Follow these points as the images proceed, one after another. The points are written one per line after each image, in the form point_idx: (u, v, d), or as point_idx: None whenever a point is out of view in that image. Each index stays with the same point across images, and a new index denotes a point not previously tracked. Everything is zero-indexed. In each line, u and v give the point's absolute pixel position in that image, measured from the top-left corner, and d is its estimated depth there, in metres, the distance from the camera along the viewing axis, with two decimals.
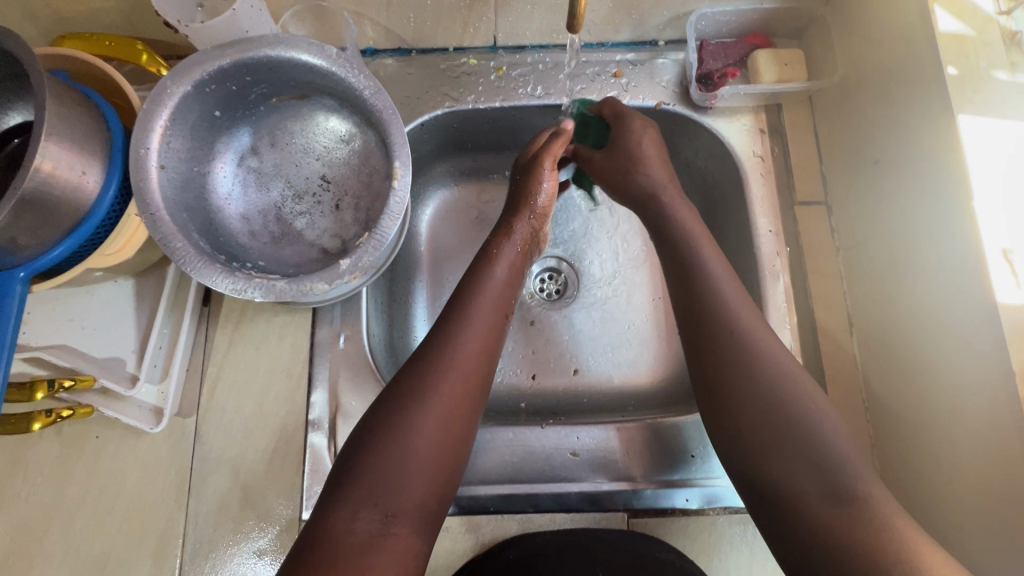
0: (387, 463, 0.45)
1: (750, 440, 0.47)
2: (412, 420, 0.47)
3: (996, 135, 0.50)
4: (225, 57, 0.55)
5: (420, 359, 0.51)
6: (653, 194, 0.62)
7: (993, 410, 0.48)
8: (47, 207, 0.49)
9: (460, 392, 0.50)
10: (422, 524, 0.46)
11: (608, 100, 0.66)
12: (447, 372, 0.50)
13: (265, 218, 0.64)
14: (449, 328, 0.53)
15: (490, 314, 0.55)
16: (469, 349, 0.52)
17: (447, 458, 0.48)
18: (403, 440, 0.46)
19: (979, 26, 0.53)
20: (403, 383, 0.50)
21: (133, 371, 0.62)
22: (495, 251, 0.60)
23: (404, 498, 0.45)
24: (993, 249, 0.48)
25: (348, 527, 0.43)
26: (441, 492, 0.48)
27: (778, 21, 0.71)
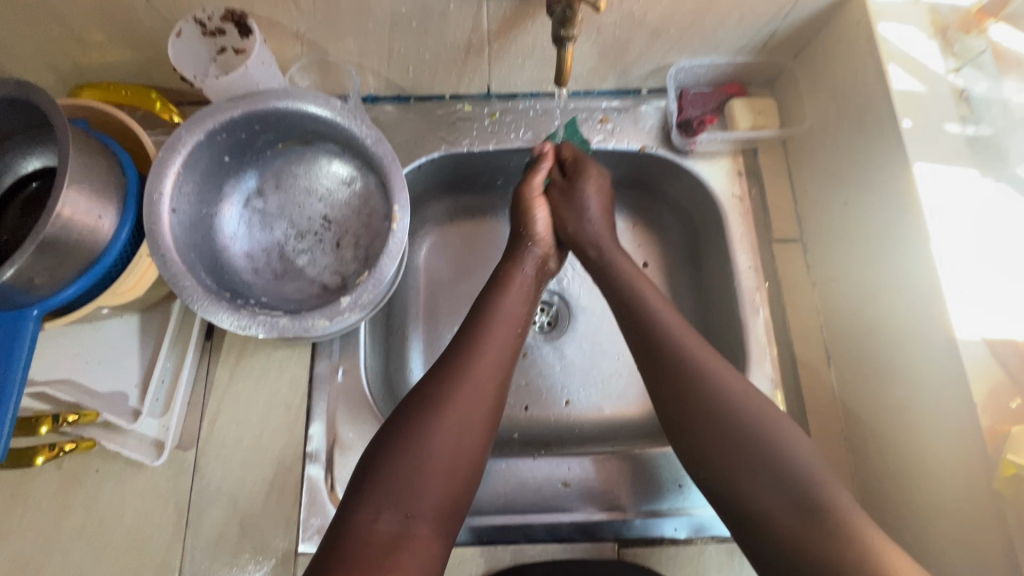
0: (404, 467, 0.48)
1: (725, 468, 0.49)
2: (428, 426, 0.50)
3: (949, 181, 0.55)
4: (236, 108, 0.59)
5: (438, 371, 0.54)
6: (595, 243, 0.68)
7: (959, 440, 0.50)
8: (63, 249, 0.51)
9: (475, 400, 0.53)
10: (440, 526, 0.48)
11: (567, 145, 0.72)
12: (463, 383, 0.53)
13: (268, 256, 0.67)
14: (466, 344, 0.56)
15: (506, 328, 0.59)
16: (487, 360, 0.55)
17: (466, 463, 0.51)
18: (422, 445, 0.49)
19: (930, 83, 0.59)
20: (420, 393, 0.53)
21: (136, 404, 0.63)
22: (505, 277, 0.64)
23: (420, 500, 0.48)
24: (949, 287, 0.52)
25: (372, 526, 0.46)
26: (460, 495, 0.50)
27: (751, 73, 0.76)
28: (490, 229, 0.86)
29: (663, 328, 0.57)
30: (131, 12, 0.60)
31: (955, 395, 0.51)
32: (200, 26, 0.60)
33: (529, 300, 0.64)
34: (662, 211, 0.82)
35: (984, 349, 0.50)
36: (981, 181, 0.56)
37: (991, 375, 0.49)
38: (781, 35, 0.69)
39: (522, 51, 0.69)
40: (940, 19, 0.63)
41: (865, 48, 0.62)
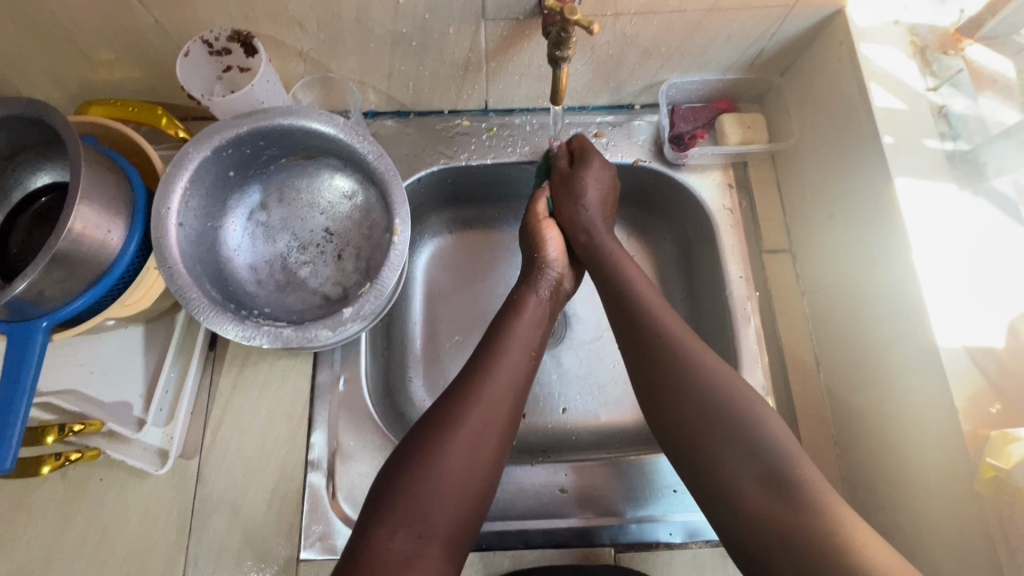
0: (420, 486, 0.49)
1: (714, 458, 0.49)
2: (444, 447, 0.51)
3: (929, 194, 0.58)
4: (242, 125, 0.61)
5: (455, 392, 0.55)
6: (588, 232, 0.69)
7: (942, 444, 0.52)
8: (73, 262, 0.53)
9: (489, 422, 0.54)
10: (452, 548, 0.49)
11: (576, 138, 0.74)
12: (478, 404, 0.54)
13: (271, 268, 0.68)
14: (483, 367, 0.57)
15: (520, 351, 0.60)
16: (501, 382, 0.57)
17: (479, 484, 0.52)
18: (437, 466, 0.50)
19: (910, 100, 0.62)
20: (438, 413, 0.54)
21: (140, 414, 0.64)
22: (521, 301, 0.65)
23: (434, 519, 0.49)
24: (933, 306, 0.54)
25: (388, 545, 0.46)
26: (471, 517, 0.51)
27: (740, 89, 0.79)
28: (489, 240, 0.87)
29: (655, 328, 0.58)
30: (140, 32, 0.62)
31: (942, 409, 0.52)
32: (207, 45, 0.62)
33: (544, 324, 0.65)
34: (655, 222, 0.84)
35: (966, 357, 0.52)
36: (960, 194, 0.58)
37: (971, 382, 0.51)
38: (768, 53, 0.72)
39: (518, 68, 0.72)
40: (919, 39, 0.65)
41: (848, 66, 0.64)
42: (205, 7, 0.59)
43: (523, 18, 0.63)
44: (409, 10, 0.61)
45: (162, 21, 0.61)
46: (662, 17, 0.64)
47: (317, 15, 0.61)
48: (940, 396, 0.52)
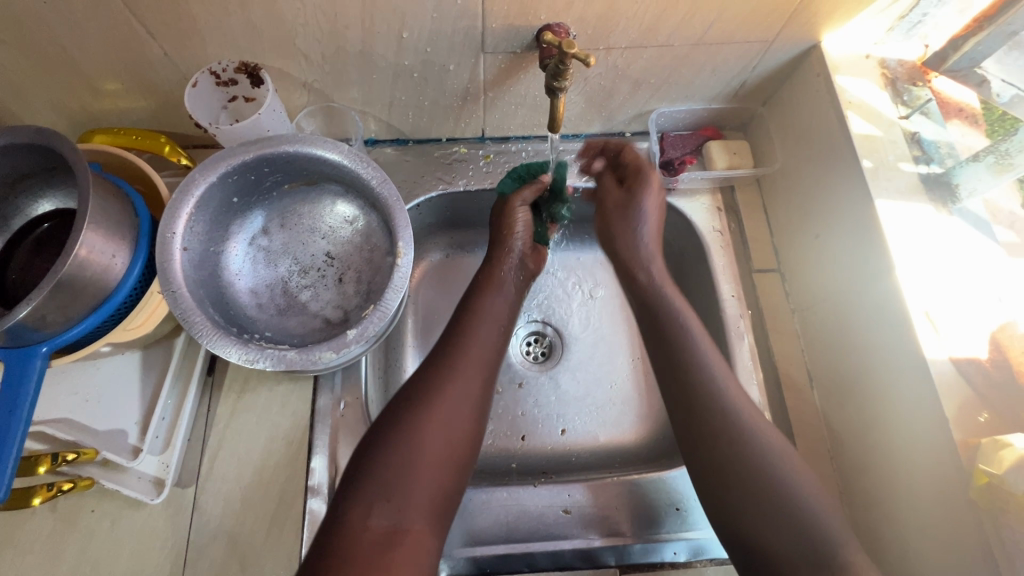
0: (397, 459, 0.50)
1: (726, 466, 0.53)
2: (419, 421, 0.52)
3: (908, 216, 0.61)
4: (249, 152, 0.63)
5: (427, 371, 0.57)
6: (643, 260, 0.69)
7: (935, 453, 0.54)
8: (77, 287, 0.53)
9: (462, 399, 0.55)
10: (434, 521, 0.49)
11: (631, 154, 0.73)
12: (449, 380, 0.56)
13: (272, 292, 0.69)
14: (453, 346, 0.59)
15: (488, 329, 0.62)
16: (472, 359, 0.58)
17: (454, 458, 0.52)
18: (413, 440, 0.51)
19: (885, 127, 0.66)
20: (412, 390, 0.55)
21: (135, 442, 0.63)
22: (486, 280, 0.67)
23: (413, 493, 0.49)
24: (916, 313, 0.56)
25: (365, 521, 0.46)
26: (448, 491, 0.51)
27: (725, 117, 0.82)
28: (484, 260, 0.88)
29: (680, 329, 0.61)
30: (148, 64, 0.64)
31: (937, 423, 0.53)
32: (214, 77, 0.65)
33: (513, 304, 0.67)
34: None
35: (952, 368, 0.54)
36: (936, 213, 0.62)
37: (959, 391, 0.53)
38: (751, 84, 0.76)
39: (515, 98, 0.75)
40: (889, 71, 0.70)
41: (826, 95, 0.68)
42: (214, 40, 0.61)
43: (520, 52, 0.66)
44: (412, 43, 0.64)
45: (171, 53, 0.62)
46: (651, 51, 0.67)
47: (323, 48, 0.63)
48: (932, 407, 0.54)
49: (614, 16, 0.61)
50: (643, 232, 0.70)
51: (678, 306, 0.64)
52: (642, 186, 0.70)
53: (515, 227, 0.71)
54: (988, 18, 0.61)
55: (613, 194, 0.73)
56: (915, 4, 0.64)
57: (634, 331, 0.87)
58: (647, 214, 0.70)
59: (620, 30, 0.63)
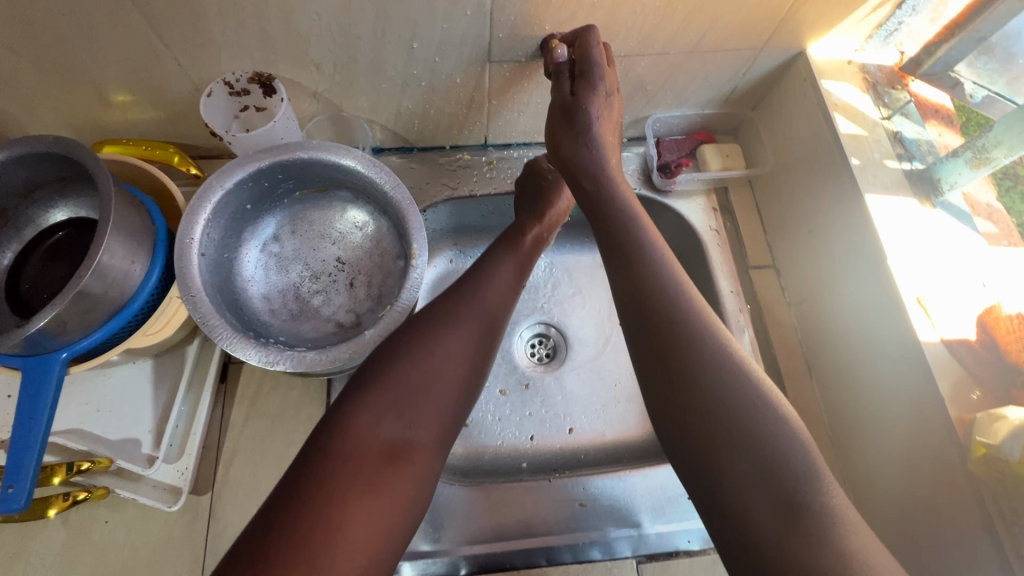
0: (412, 377, 0.51)
1: (681, 367, 0.47)
2: (436, 346, 0.53)
3: (895, 210, 0.65)
4: (264, 160, 0.64)
5: (449, 300, 0.58)
6: (598, 170, 0.65)
7: (934, 430, 0.57)
8: (97, 295, 0.54)
9: (478, 329, 0.56)
10: (439, 444, 0.50)
11: (586, 38, 0.62)
12: (470, 312, 0.57)
13: (284, 298, 0.69)
14: (472, 282, 0.60)
15: (509, 271, 0.64)
16: (492, 294, 0.60)
17: (464, 389, 0.53)
18: (430, 363, 0.52)
19: (869, 128, 0.70)
20: (431, 317, 0.56)
21: (150, 450, 0.63)
22: (525, 230, 0.70)
23: (424, 412, 0.50)
24: (908, 298, 0.60)
25: (374, 431, 0.47)
26: (455, 417, 0.52)
27: (717, 122, 0.86)
28: (461, 266, 0.89)
29: (629, 230, 0.58)
30: (162, 76, 0.65)
31: (935, 400, 0.56)
32: (228, 87, 0.66)
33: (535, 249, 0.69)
34: None
35: (944, 350, 0.57)
36: (921, 207, 0.66)
37: (952, 371, 0.57)
38: (741, 90, 0.80)
39: (518, 106, 0.77)
40: (869, 75, 0.75)
41: (812, 98, 0.72)
42: (229, 51, 0.63)
43: (525, 60, 0.69)
44: (421, 53, 0.66)
45: (186, 64, 0.64)
46: (649, 59, 0.71)
47: (335, 59, 0.65)
48: (927, 387, 0.57)
49: (615, 25, 0.65)
50: (596, 139, 0.65)
51: (633, 212, 0.60)
52: (591, 86, 0.64)
53: (561, 191, 0.75)
54: (958, 24, 0.67)
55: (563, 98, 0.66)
56: (890, 14, 0.69)
57: None
58: (600, 116, 0.65)
59: (620, 38, 0.67)
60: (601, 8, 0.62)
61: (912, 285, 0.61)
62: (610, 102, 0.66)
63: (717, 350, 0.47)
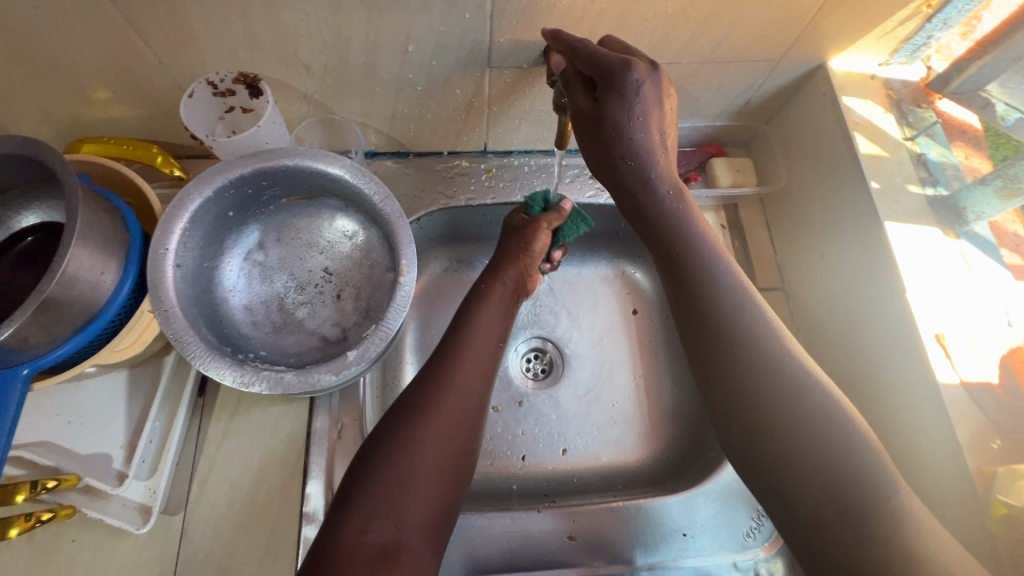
0: (394, 474, 0.47)
1: (748, 386, 0.48)
2: (417, 434, 0.50)
3: (915, 240, 0.61)
4: (247, 166, 0.61)
5: (424, 379, 0.55)
6: (643, 181, 0.59)
7: (949, 479, 0.53)
8: (62, 307, 0.51)
9: (461, 408, 0.53)
10: (431, 538, 0.47)
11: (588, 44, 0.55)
12: (449, 389, 0.53)
13: (267, 309, 0.66)
14: (450, 354, 0.57)
15: (488, 338, 0.60)
16: (470, 364, 0.56)
17: (455, 466, 0.50)
18: (410, 453, 0.49)
19: (891, 149, 0.66)
20: (406, 402, 0.53)
21: (121, 467, 0.60)
22: (487, 287, 0.65)
23: (411, 510, 0.46)
24: (927, 334, 0.56)
25: (361, 538, 0.44)
26: (447, 504, 0.49)
27: (728, 135, 0.82)
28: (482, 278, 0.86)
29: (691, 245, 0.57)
30: (142, 72, 0.61)
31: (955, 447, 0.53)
32: (211, 86, 0.62)
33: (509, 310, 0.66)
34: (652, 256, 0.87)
35: (964, 394, 0.54)
36: (944, 238, 0.62)
37: (972, 417, 0.53)
38: (755, 102, 0.76)
39: (519, 113, 0.74)
40: (894, 92, 0.70)
41: (832, 114, 0.68)
42: (213, 49, 0.59)
43: (527, 67, 0.65)
44: (417, 57, 0.62)
45: (168, 62, 0.60)
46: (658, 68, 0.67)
47: (325, 60, 0.62)
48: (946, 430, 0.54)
49: (623, 33, 0.61)
50: (638, 148, 0.58)
51: (693, 225, 0.58)
52: (621, 94, 0.55)
53: (532, 240, 0.70)
54: (991, 42, 0.63)
55: (586, 108, 0.57)
56: (918, 26, 0.64)
57: (635, 348, 0.85)
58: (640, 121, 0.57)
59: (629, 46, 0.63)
60: (610, 14, 0.58)
61: (931, 322, 0.57)
62: (649, 101, 0.56)
63: (784, 374, 0.48)
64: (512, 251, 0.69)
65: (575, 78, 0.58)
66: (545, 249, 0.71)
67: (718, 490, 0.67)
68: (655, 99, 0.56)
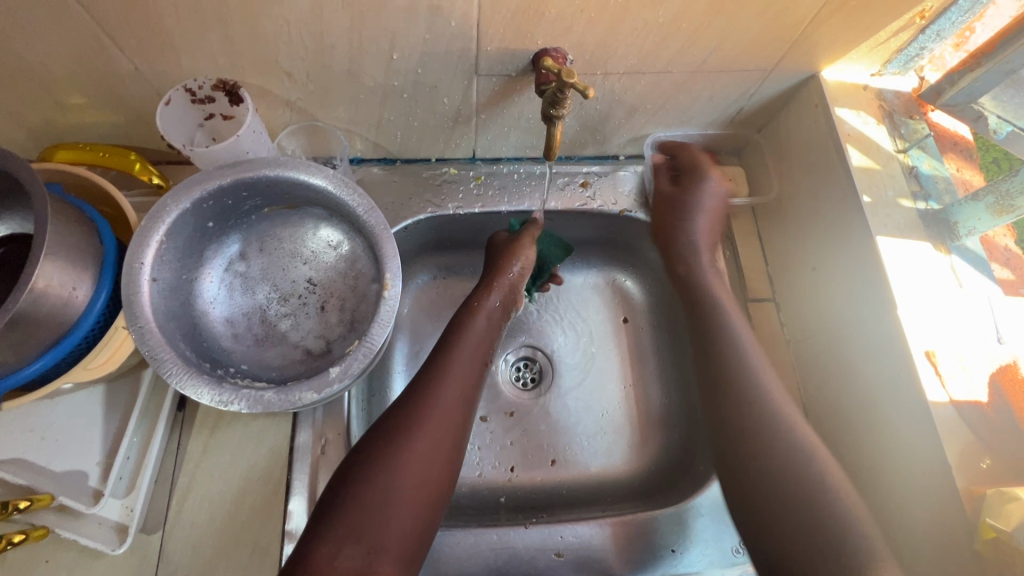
0: (371, 498, 0.48)
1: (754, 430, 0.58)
2: (397, 457, 0.50)
3: (906, 254, 0.61)
4: (227, 176, 0.60)
5: (407, 400, 0.55)
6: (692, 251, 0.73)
7: (934, 498, 0.53)
8: (30, 324, 0.49)
9: (443, 431, 0.54)
10: (403, 563, 0.47)
11: (682, 150, 0.76)
12: (432, 412, 0.54)
13: (249, 321, 0.64)
14: (432, 375, 0.57)
15: (474, 357, 0.61)
16: (453, 386, 0.57)
17: (432, 491, 0.51)
18: (388, 477, 0.49)
19: (883, 161, 0.66)
20: (389, 424, 0.53)
21: (97, 485, 0.58)
22: (477, 303, 0.65)
23: (385, 534, 0.47)
24: (918, 350, 0.56)
25: (333, 562, 0.44)
26: (423, 529, 0.50)
27: (720, 143, 0.81)
28: (471, 285, 0.85)
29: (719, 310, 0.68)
30: (117, 79, 0.59)
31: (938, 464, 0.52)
32: (189, 94, 0.61)
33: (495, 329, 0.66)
34: (640, 264, 0.86)
35: (954, 413, 0.54)
36: (935, 253, 0.61)
37: (962, 437, 0.53)
38: (747, 111, 0.75)
39: (508, 120, 0.72)
40: (886, 103, 0.70)
41: (824, 126, 0.67)
42: (191, 56, 0.57)
43: (515, 75, 0.64)
44: (402, 64, 0.61)
45: (144, 68, 0.58)
46: (649, 77, 0.66)
47: (307, 67, 0.60)
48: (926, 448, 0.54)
49: (613, 41, 0.59)
50: (697, 228, 0.74)
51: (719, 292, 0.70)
52: (699, 187, 0.75)
53: (517, 254, 0.70)
54: (985, 54, 0.61)
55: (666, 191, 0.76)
56: (911, 38, 0.64)
57: (626, 357, 0.84)
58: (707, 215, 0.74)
59: (619, 55, 0.61)
60: (599, 23, 0.57)
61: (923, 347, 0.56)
62: (714, 200, 0.75)
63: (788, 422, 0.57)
64: (496, 266, 0.69)
65: (661, 165, 0.77)
66: (529, 264, 0.70)
67: (707, 506, 0.66)
68: (718, 200, 0.76)
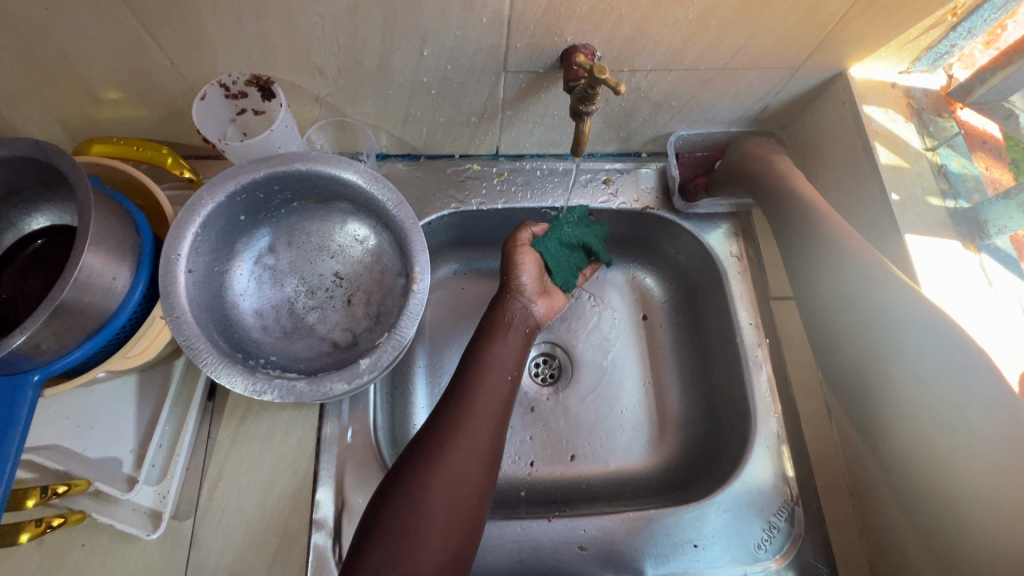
0: (404, 522, 0.50)
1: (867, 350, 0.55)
2: (427, 482, 0.52)
3: (935, 252, 0.60)
4: (260, 170, 0.61)
5: (436, 421, 0.57)
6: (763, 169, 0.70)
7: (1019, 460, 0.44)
8: (74, 313, 0.50)
9: (471, 452, 0.55)
10: None
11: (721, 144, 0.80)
12: (460, 435, 0.55)
13: (278, 314, 0.65)
14: (459, 396, 0.59)
15: (499, 375, 0.62)
16: (480, 407, 0.58)
17: (464, 513, 0.52)
18: (421, 502, 0.51)
19: (913, 159, 0.65)
20: (422, 444, 0.55)
21: (131, 471, 0.60)
22: (496, 324, 0.67)
23: (420, 556, 0.49)
24: None
25: None
26: (461, 550, 0.51)
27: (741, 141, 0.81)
28: (492, 281, 0.86)
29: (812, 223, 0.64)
30: (153, 75, 0.61)
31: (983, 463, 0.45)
32: (224, 89, 0.62)
33: (520, 347, 0.66)
34: (661, 261, 0.86)
35: None
36: (965, 252, 0.61)
37: None
38: (773, 109, 0.75)
39: (533, 117, 0.73)
40: (915, 101, 0.70)
41: (851, 123, 0.67)
42: (225, 52, 0.58)
43: (543, 71, 0.64)
44: (432, 61, 0.61)
45: (179, 63, 0.59)
46: (676, 74, 0.66)
47: (339, 63, 0.61)
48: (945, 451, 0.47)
49: (643, 38, 0.59)
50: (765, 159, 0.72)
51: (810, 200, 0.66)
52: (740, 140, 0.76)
53: (521, 266, 0.71)
54: (1016, 50, 0.62)
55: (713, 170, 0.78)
56: (942, 35, 0.63)
57: (645, 354, 0.84)
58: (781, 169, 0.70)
59: (647, 53, 0.62)
60: (630, 19, 0.57)
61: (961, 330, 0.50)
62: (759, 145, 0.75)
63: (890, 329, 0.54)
64: (504, 282, 0.71)
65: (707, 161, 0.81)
66: (529, 272, 0.71)
67: (730, 502, 0.66)
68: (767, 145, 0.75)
